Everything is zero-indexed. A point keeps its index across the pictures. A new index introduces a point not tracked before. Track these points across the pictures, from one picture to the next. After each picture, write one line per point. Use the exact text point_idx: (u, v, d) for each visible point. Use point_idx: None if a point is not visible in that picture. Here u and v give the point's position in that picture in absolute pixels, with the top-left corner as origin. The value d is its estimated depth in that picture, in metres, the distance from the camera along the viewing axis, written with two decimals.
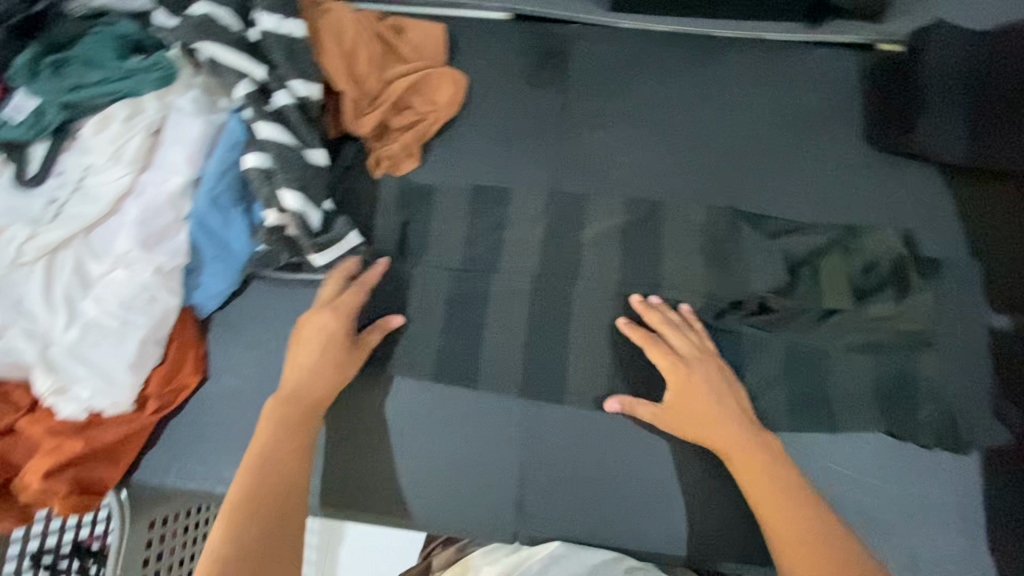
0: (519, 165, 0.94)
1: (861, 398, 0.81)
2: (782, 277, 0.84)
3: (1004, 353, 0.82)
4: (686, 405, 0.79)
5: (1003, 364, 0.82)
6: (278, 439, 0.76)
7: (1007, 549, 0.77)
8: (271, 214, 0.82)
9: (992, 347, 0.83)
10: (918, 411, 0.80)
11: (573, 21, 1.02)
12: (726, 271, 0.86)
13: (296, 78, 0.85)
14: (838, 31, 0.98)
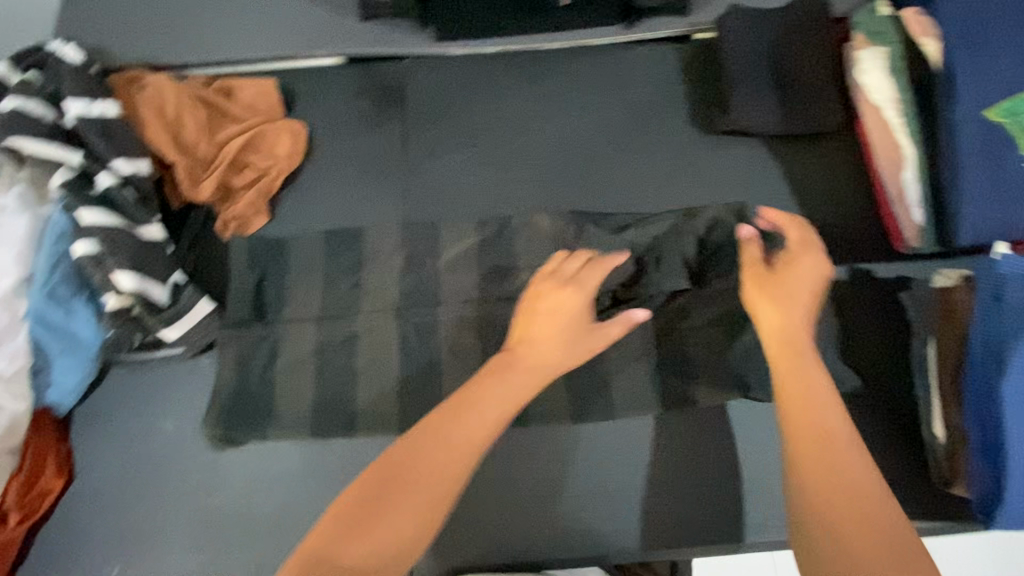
0: (368, 205, 0.95)
1: (720, 370, 0.84)
2: (628, 268, 0.88)
3: (839, 302, 0.88)
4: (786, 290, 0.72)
5: (839, 313, 0.87)
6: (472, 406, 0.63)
7: None
8: (111, 297, 0.81)
9: (829, 298, 0.88)
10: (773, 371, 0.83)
11: (404, 56, 1.03)
12: None
13: (117, 157, 0.85)
14: (654, 29, 1.03)
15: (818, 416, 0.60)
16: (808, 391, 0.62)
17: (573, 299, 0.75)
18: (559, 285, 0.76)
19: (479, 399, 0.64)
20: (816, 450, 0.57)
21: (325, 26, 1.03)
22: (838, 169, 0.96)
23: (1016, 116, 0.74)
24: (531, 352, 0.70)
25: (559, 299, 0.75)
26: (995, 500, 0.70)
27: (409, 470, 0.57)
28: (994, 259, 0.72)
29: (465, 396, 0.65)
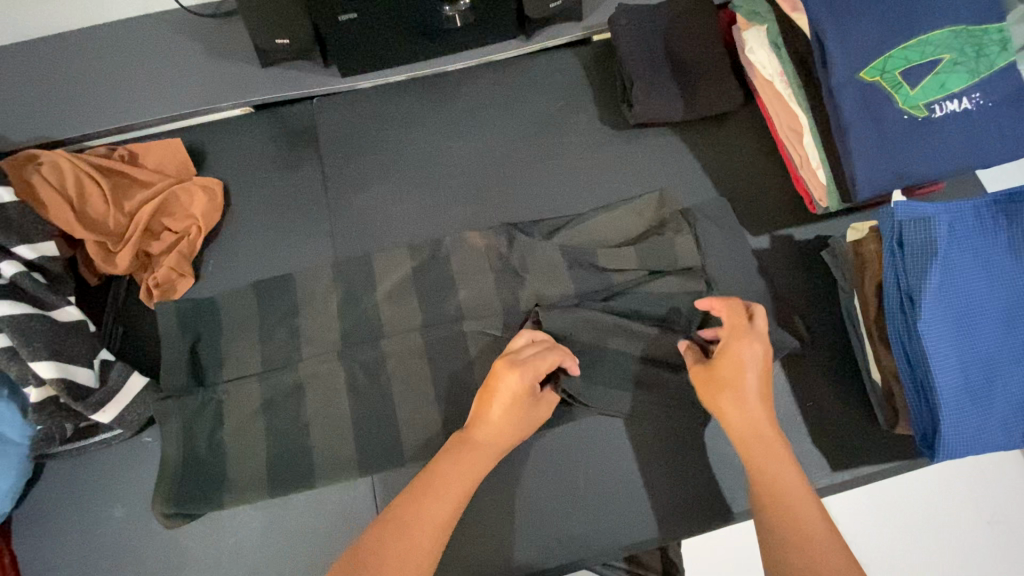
0: (298, 249, 0.94)
1: (668, 353, 0.85)
2: (561, 271, 0.89)
3: (767, 268, 0.92)
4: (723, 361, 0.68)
5: (770, 278, 0.91)
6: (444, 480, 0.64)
7: (830, 440, 0.83)
8: (31, 389, 0.77)
9: (758, 266, 0.92)
10: None
11: (312, 96, 1.03)
12: (513, 282, 0.90)
13: (19, 243, 0.81)
14: (553, 35, 1.05)
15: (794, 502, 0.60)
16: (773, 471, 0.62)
17: (524, 386, 0.69)
18: (512, 376, 0.69)
19: (437, 490, 0.63)
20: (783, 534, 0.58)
21: (225, 78, 1.01)
22: (746, 144, 1.00)
23: (886, 73, 0.79)
24: (491, 440, 0.69)
25: (511, 395, 0.69)
26: (934, 433, 0.72)
27: (391, 552, 0.57)
28: (892, 206, 0.74)
29: (414, 491, 0.63)
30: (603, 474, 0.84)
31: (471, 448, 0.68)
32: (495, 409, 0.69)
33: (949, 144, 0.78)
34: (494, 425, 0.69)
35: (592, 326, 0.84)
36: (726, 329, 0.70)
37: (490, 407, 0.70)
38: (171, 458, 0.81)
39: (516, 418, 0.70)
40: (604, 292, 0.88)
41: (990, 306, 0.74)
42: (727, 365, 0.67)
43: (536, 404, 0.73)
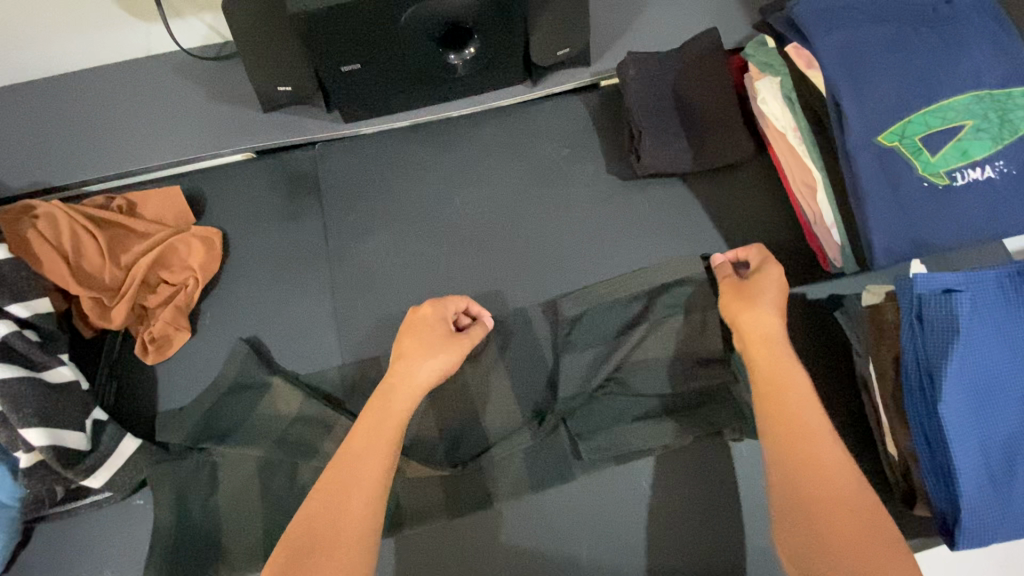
0: (297, 302, 0.92)
1: (662, 410, 0.83)
2: (574, 319, 0.88)
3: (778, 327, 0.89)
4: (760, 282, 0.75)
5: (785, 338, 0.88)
6: (366, 444, 0.65)
7: None
8: (21, 455, 0.75)
9: None
10: (715, 405, 0.83)
11: (315, 141, 1.01)
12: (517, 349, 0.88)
13: (11, 302, 0.79)
14: (559, 81, 1.03)
15: (812, 427, 0.61)
16: (799, 425, 0.62)
17: (429, 325, 0.77)
18: (426, 308, 0.78)
19: (357, 460, 0.63)
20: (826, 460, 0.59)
21: (227, 123, 1.00)
22: (759, 197, 0.97)
23: (905, 138, 0.76)
24: (412, 380, 0.72)
25: (423, 326, 0.77)
26: (953, 519, 0.69)
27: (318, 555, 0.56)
28: (912, 278, 0.71)
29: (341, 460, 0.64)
30: (604, 547, 0.80)
31: (387, 395, 0.70)
32: (418, 377, 0.72)
33: (969, 214, 0.75)
34: (409, 353, 0.74)
35: (603, 373, 0.85)
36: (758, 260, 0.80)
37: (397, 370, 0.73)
38: (166, 525, 0.79)
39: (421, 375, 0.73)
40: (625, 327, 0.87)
41: (1012, 385, 0.71)
42: (763, 280, 0.75)
43: (446, 354, 0.75)
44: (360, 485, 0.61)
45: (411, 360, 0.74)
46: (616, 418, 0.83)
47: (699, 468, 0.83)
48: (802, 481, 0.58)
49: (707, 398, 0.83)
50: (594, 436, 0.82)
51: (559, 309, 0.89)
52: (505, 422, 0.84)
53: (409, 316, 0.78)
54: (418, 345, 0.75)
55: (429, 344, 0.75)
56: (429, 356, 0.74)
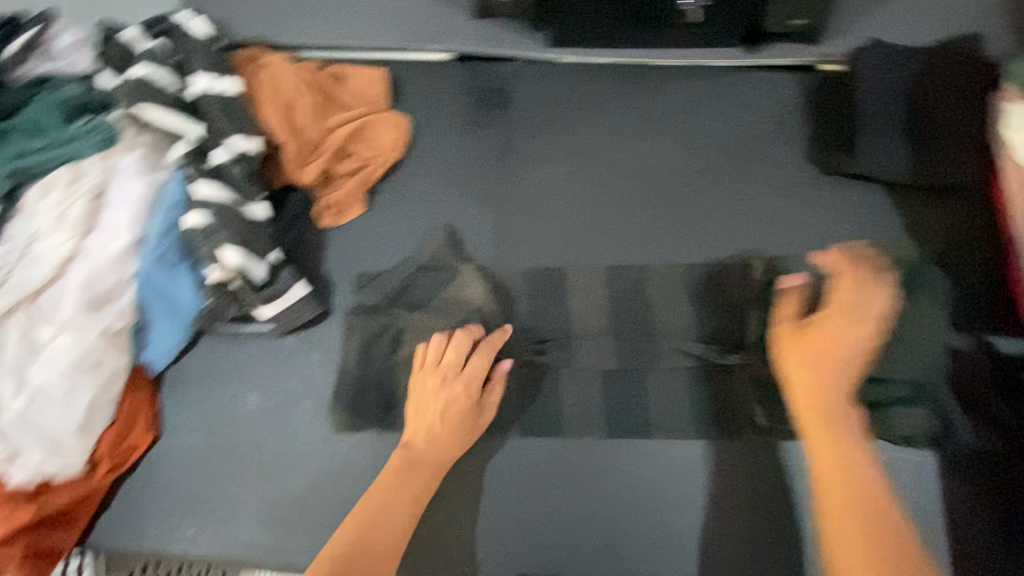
0: (464, 205, 0.95)
1: (846, 401, 0.82)
2: (772, 283, 0.87)
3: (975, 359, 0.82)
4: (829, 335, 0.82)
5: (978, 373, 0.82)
6: (392, 489, 0.79)
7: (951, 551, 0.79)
8: (211, 271, 0.83)
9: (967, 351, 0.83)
10: (895, 412, 0.82)
11: (515, 58, 1.02)
12: (701, 297, 0.87)
13: (233, 134, 0.86)
14: (780, 53, 0.96)
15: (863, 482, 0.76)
16: (842, 475, 0.77)
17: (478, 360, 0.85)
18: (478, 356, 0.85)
19: (382, 503, 0.78)
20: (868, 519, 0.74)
21: (440, 22, 1.02)
22: (972, 228, 0.87)
23: None
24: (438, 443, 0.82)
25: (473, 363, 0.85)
26: None
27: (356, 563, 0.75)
28: None
29: (375, 495, 0.79)
30: (704, 525, 0.81)
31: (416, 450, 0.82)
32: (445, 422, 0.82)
33: None
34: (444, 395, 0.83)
35: (795, 342, 0.83)
36: (838, 301, 0.84)
37: (422, 411, 0.83)
38: (315, 370, 0.88)
39: (456, 423, 0.82)
40: (824, 297, 0.86)
41: None
42: (822, 334, 0.82)
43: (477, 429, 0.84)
44: (393, 521, 0.78)
45: (439, 417, 0.82)
46: None
47: None
48: (832, 507, 0.76)
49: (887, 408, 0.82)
50: (770, 405, 0.83)
51: (754, 268, 0.88)
52: (673, 370, 0.84)
53: (428, 350, 0.86)
54: (439, 399, 0.83)
55: (444, 395, 0.83)
56: (465, 413, 0.83)
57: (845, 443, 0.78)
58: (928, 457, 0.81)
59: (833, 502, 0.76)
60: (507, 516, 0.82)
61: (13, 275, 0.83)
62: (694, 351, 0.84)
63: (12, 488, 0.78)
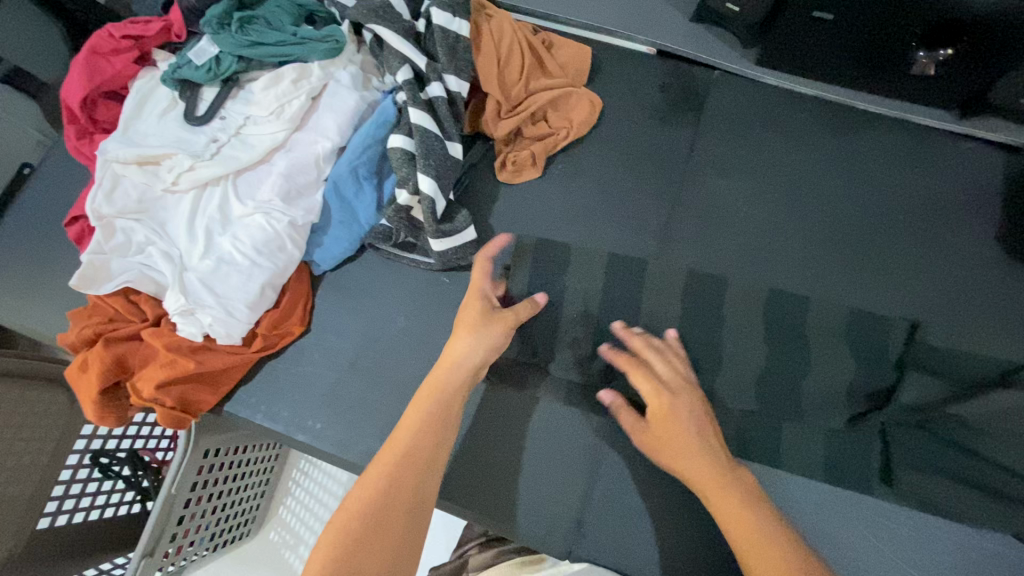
0: (636, 194, 0.96)
1: (995, 493, 0.77)
2: (938, 348, 0.84)
3: None
4: (672, 434, 0.75)
5: None
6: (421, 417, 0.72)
7: None
8: (402, 194, 0.88)
9: None
10: None
11: (716, 67, 1.03)
12: (856, 343, 0.86)
13: (452, 73, 0.92)
14: (988, 128, 0.95)
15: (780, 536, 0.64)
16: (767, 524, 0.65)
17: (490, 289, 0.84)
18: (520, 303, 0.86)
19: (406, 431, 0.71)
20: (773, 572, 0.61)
21: (652, 15, 1.05)
22: None
23: None
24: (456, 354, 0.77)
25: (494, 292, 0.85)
26: None
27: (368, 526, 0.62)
28: None
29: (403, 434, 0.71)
30: None
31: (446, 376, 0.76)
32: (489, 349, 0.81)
33: None
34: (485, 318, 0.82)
35: (952, 411, 0.80)
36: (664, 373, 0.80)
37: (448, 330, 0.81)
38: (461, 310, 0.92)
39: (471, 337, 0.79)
40: (995, 382, 0.81)
41: None
42: (673, 411, 0.76)
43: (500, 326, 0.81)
44: (430, 447, 0.69)
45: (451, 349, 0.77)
46: (940, 466, 0.79)
47: (955, 562, 0.76)
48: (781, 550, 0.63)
49: None
50: (913, 471, 0.79)
51: (924, 334, 0.85)
52: (812, 408, 0.83)
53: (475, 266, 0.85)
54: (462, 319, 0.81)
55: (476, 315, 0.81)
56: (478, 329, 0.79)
57: (744, 504, 0.68)
58: None
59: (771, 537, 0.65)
60: (617, 506, 0.81)
61: (227, 150, 0.91)
62: (836, 394, 0.83)
63: (180, 336, 0.85)
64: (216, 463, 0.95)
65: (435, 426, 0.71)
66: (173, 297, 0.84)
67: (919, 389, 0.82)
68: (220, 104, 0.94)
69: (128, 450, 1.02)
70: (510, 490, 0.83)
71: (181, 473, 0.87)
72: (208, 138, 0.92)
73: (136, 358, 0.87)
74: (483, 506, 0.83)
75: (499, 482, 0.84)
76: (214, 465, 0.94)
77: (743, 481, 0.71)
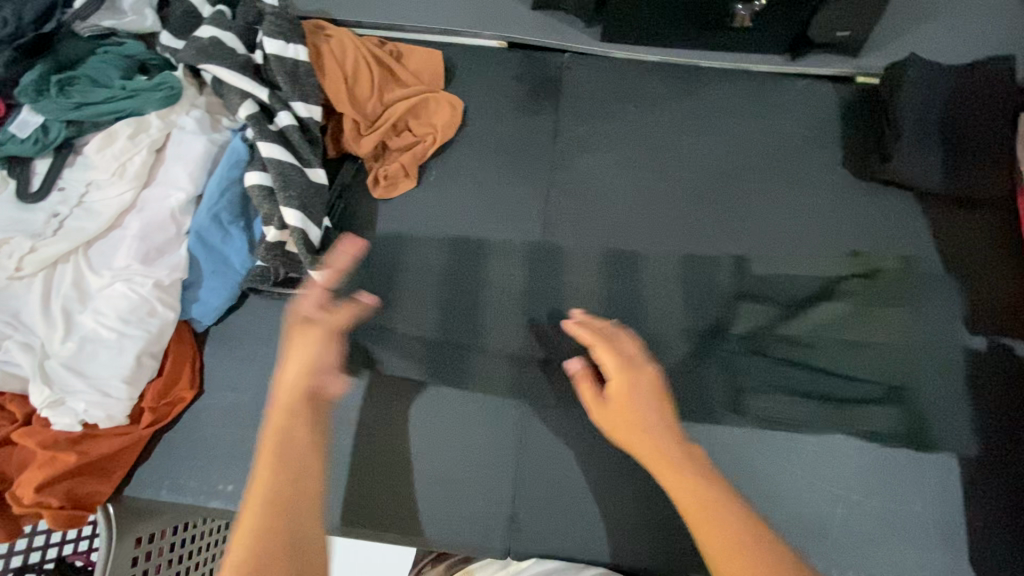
0: (512, 185, 0.98)
1: (836, 402, 0.85)
2: (756, 275, 0.91)
3: (995, 364, 0.86)
4: (631, 403, 0.73)
5: (992, 372, 0.86)
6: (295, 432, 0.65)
7: (985, 549, 0.79)
8: (272, 230, 0.85)
9: (989, 355, 0.87)
10: (883, 414, 0.84)
11: (566, 51, 1.06)
12: (691, 287, 0.91)
13: (298, 100, 0.90)
14: (819, 64, 1.02)
15: (724, 505, 0.63)
16: (701, 491, 0.64)
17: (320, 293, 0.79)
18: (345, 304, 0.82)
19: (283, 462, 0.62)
20: (750, 556, 0.58)
21: (495, 10, 1.06)
22: (996, 239, 0.92)
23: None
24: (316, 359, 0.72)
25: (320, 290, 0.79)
26: None
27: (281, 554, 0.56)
28: None
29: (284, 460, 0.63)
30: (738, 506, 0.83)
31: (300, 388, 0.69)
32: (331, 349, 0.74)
33: None
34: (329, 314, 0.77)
35: (781, 332, 0.88)
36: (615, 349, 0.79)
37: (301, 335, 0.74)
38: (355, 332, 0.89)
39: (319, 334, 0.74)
40: (816, 297, 0.90)
41: None
42: (635, 385, 0.75)
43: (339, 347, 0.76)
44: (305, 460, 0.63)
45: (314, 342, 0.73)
46: (782, 388, 0.86)
47: (855, 465, 0.83)
48: (710, 516, 0.62)
49: (882, 413, 0.84)
50: (758, 396, 0.85)
51: (749, 267, 0.92)
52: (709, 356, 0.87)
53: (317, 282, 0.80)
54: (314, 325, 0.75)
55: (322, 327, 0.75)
56: (325, 347, 0.74)
57: (698, 477, 0.66)
58: (957, 455, 0.83)
59: (699, 506, 0.64)
60: (548, 491, 0.83)
61: (71, 222, 0.85)
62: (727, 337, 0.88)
63: (54, 431, 0.78)
64: (157, 546, 0.85)
65: (289, 478, 0.61)
66: (37, 390, 0.78)
67: (750, 319, 0.89)
68: (55, 176, 0.87)
69: (55, 560, 0.91)
70: (439, 501, 0.83)
71: (114, 558, 0.77)
72: (47, 215, 0.85)
73: (11, 465, 0.79)
74: (417, 524, 0.82)
75: (428, 497, 0.83)
76: (155, 549, 0.84)
77: (696, 455, 0.69)
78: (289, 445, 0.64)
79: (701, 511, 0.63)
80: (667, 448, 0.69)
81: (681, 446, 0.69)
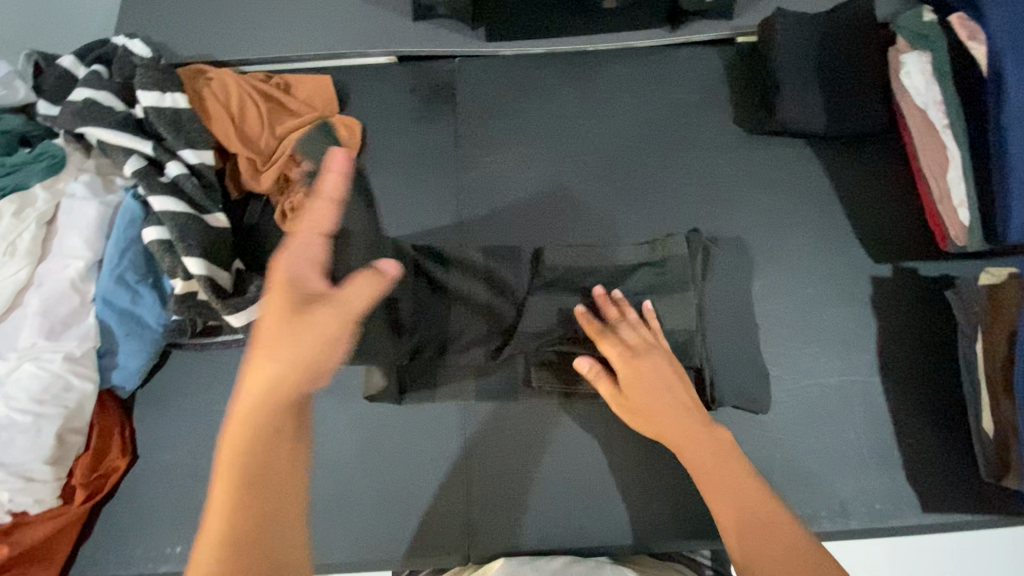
0: (421, 196, 0.98)
1: None
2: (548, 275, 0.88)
3: (901, 288, 0.90)
4: (639, 397, 0.74)
5: (901, 296, 0.90)
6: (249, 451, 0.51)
7: (919, 464, 0.83)
8: (177, 282, 0.84)
9: (894, 280, 0.91)
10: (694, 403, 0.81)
11: (455, 55, 1.06)
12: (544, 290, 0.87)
13: (185, 147, 0.89)
14: (698, 31, 1.05)
15: (741, 485, 0.67)
16: (725, 474, 0.68)
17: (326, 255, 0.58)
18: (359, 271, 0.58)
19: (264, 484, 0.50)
20: (768, 535, 0.62)
21: (379, 28, 1.07)
22: (883, 171, 0.97)
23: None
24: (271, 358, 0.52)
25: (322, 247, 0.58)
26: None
27: None
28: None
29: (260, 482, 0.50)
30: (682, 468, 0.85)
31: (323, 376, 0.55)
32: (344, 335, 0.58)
33: None
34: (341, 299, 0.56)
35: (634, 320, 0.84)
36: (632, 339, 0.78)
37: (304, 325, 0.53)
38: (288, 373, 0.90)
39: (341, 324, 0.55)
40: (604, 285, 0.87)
41: None
42: (632, 385, 0.75)
43: None
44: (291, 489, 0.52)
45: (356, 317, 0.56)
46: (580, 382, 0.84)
47: (789, 408, 0.85)
48: (731, 498, 0.66)
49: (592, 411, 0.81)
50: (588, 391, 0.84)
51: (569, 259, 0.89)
52: None
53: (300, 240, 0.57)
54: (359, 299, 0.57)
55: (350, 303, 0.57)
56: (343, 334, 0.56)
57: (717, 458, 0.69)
58: (880, 380, 0.86)
59: (717, 493, 0.67)
60: (498, 489, 0.85)
61: None
62: None
63: None
64: None
65: (246, 511, 0.49)
66: None
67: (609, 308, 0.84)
68: None
69: None
70: (395, 520, 0.84)
71: None
72: None
73: None
74: (378, 545, 0.83)
75: (384, 517, 0.84)
76: None
77: (717, 436, 0.71)
78: (260, 461, 0.51)
79: (720, 496, 0.67)
80: (688, 437, 0.71)
81: (701, 429, 0.71)
